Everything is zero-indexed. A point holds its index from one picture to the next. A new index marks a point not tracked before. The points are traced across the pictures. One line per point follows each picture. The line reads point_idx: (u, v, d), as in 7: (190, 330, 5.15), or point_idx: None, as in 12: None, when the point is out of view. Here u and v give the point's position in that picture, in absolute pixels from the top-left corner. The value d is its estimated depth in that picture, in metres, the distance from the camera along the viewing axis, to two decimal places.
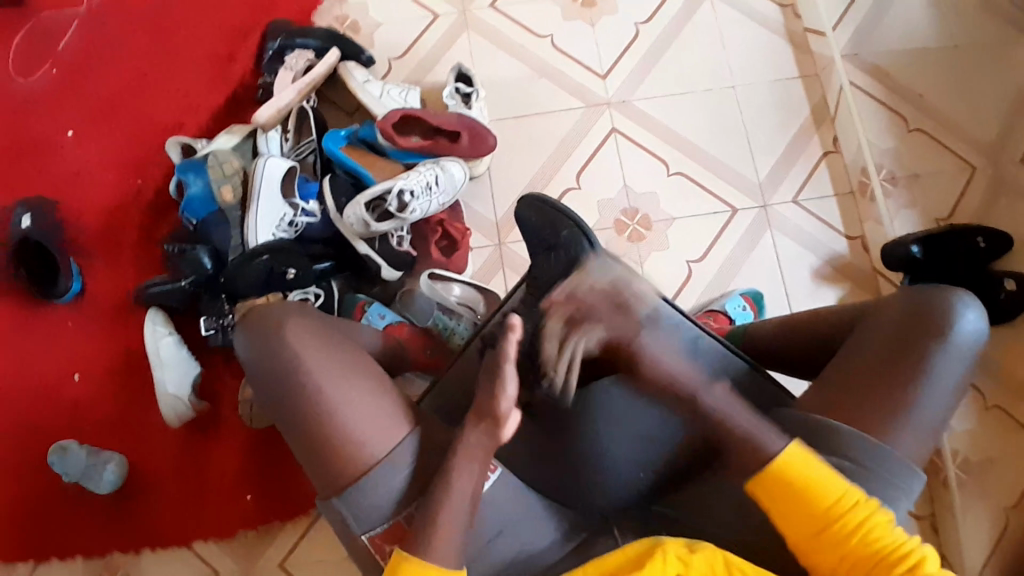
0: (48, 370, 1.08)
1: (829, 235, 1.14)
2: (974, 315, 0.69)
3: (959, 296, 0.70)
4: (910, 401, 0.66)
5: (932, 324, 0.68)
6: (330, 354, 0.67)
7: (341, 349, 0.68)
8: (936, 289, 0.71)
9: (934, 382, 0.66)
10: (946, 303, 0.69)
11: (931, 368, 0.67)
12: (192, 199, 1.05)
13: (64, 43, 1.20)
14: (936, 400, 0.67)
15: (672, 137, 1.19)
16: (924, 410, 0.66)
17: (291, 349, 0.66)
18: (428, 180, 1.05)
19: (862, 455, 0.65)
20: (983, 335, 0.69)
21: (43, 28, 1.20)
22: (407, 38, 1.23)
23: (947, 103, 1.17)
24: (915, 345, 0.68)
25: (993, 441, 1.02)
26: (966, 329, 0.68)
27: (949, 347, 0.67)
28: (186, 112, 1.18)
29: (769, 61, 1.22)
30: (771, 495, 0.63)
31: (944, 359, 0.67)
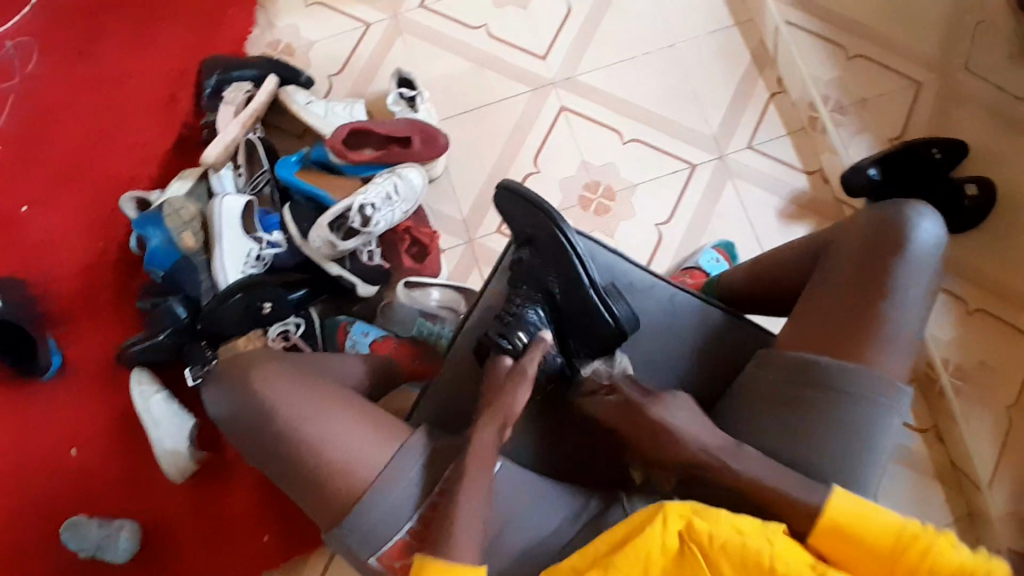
0: (42, 447, 1.06)
1: (788, 174, 1.16)
2: (932, 224, 0.70)
3: (913, 207, 0.71)
4: (880, 320, 0.67)
5: (888, 242, 0.69)
6: (306, 386, 0.69)
7: (317, 380, 0.71)
8: (891, 205, 0.72)
9: (900, 297, 0.67)
10: (901, 216, 0.70)
11: (896, 282, 0.67)
12: (154, 251, 1.02)
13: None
14: (905, 314, 0.67)
15: (622, 106, 1.19)
16: (897, 325, 0.67)
17: (263, 387, 0.68)
18: (386, 190, 1.05)
19: (843, 381, 0.65)
20: (941, 243, 0.70)
21: None
22: (342, 51, 1.22)
23: (884, 24, 1.18)
24: (876, 261, 0.69)
25: (981, 344, 1.04)
26: (926, 238, 0.69)
27: (909, 257, 0.68)
28: (133, 164, 1.16)
29: (704, 13, 1.23)
30: (828, 547, 0.57)
31: (907, 271, 0.68)
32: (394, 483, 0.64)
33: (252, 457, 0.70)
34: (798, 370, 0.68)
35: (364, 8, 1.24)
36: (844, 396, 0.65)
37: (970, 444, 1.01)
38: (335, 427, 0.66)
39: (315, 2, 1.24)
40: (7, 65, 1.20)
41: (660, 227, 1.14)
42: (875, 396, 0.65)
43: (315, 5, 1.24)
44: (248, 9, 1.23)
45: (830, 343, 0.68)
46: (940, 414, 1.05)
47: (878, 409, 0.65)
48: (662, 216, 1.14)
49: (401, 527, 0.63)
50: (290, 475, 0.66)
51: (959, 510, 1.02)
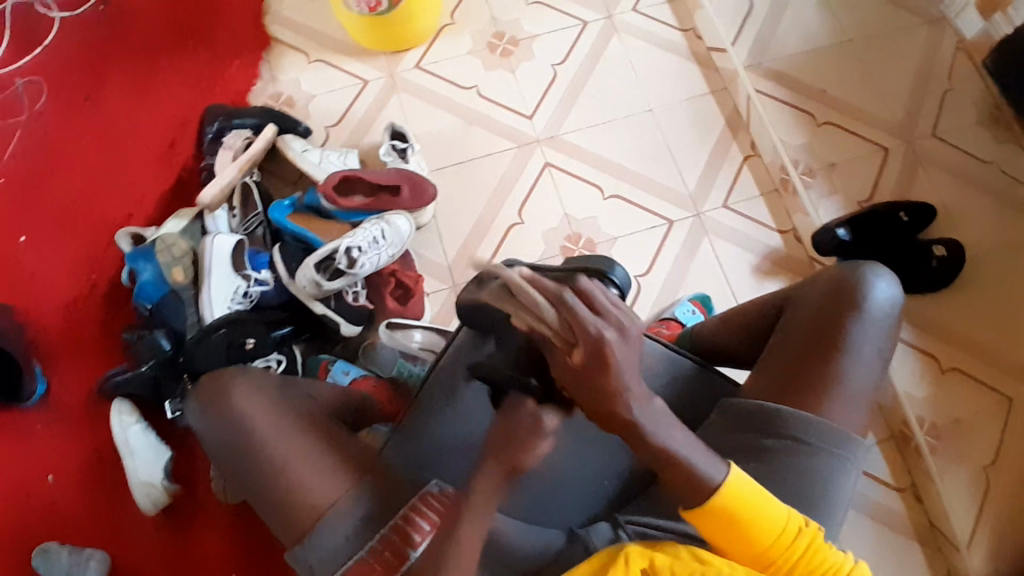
0: (13, 477, 1.05)
1: (763, 232, 1.20)
2: (888, 285, 0.73)
3: (870, 267, 0.74)
4: (837, 374, 0.69)
5: (848, 301, 0.71)
6: (285, 412, 0.71)
7: (299, 407, 0.73)
8: (850, 265, 0.75)
9: (855, 354, 0.70)
10: (858, 275, 0.73)
11: (851, 340, 0.70)
12: (143, 285, 1.06)
13: (3, 151, 1.23)
14: (860, 370, 0.70)
15: (603, 163, 1.25)
16: (853, 381, 0.69)
17: (242, 406, 0.71)
18: (374, 234, 1.09)
19: (801, 431, 0.67)
20: (898, 303, 0.73)
21: None
22: (341, 106, 1.30)
23: (849, 95, 1.26)
24: (835, 320, 0.71)
25: (953, 401, 1.06)
26: (881, 298, 0.72)
27: (865, 317, 0.71)
28: (132, 202, 1.21)
29: (681, 81, 1.31)
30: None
31: (863, 329, 0.70)
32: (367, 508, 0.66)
33: (230, 476, 0.71)
34: (763, 420, 0.69)
35: (364, 67, 1.32)
36: (801, 446, 0.67)
37: (948, 502, 1.00)
38: (302, 452, 0.69)
39: (318, 60, 1.33)
40: (14, 101, 1.27)
41: (639, 278, 1.18)
42: (830, 446, 0.67)
43: (317, 63, 1.33)
44: (255, 65, 1.31)
45: (790, 395, 0.70)
46: (917, 472, 1.04)
47: (835, 459, 0.68)
48: (642, 268, 1.18)
49: (367, 545, 0.65)
50: (257, 496, 0.68)
51: (939, 569, 1.01)
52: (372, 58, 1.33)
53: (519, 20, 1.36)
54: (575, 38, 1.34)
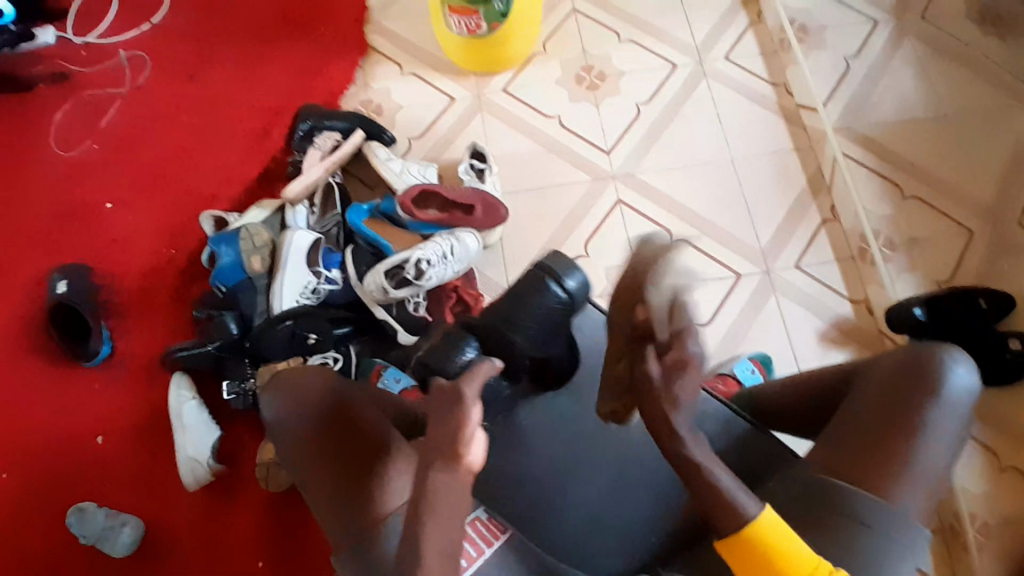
0: (74, 430, 1.11)
1: (832, 297, 1.17)
2: (967, 371, 0.70)
3: (949, 350, 0.71)
4: (907, 455, 0.66)
5: (923, 382, 0.69)
6: (333, 391, 0.74)
7: (348, 389, 0.76)
8: (928, 345, 0.72)
9: (929, 437, 0.66)
10: (936, 357, 0.70)
11: (925, 423, 0.67)
12: (222, 268, 1.10)
13: (106, 120, 1.32)
14: (930, 454, 0.66)
15: (675, 206, 1.25)
16: (923, 465, 0.66)
17: (297, 385, 0.74)
18: (444, 249, 1.11)
19: (860, 510, 0.64)
20: (976, 391, 0.70)
21: (90, 107, 1.33)
22: (427, 119, 1.33)
23: (940, 171, 1.22)
24: (908, 401, 0.68)
25: (1009, 500, 1.00)
26: (958, 384, 0.68)
27: (940, 402, 0.68)
28: (218, 185, 1.27)
29: (764, 134, 1.30)
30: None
31: (938, 414, 0.67)
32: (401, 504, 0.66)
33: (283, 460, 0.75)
34: (818, 494, 0.67)
35: (454, 85, 1.36)
36: (858, 525, 0.64)
37: None
38: (353, 437, 0.71)
39: (411, 73, 1.37)
40: (124, 77, 1.36)
41: (698, 326, 1.16)
42: (890, 532, 0.64)
43: (410, 76, 1.37)
44: (351, 69, 1.37)
45: (850, 471, 0.67)
46: (959, 565, 0.99)
47: (896, 545, 0.64)
48: (702, 317, 1.17)
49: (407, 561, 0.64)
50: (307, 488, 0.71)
51: None
52: (463, 77, 1.36)
53: (610, 55, 1.37)
54: (664, 78, 1.35)
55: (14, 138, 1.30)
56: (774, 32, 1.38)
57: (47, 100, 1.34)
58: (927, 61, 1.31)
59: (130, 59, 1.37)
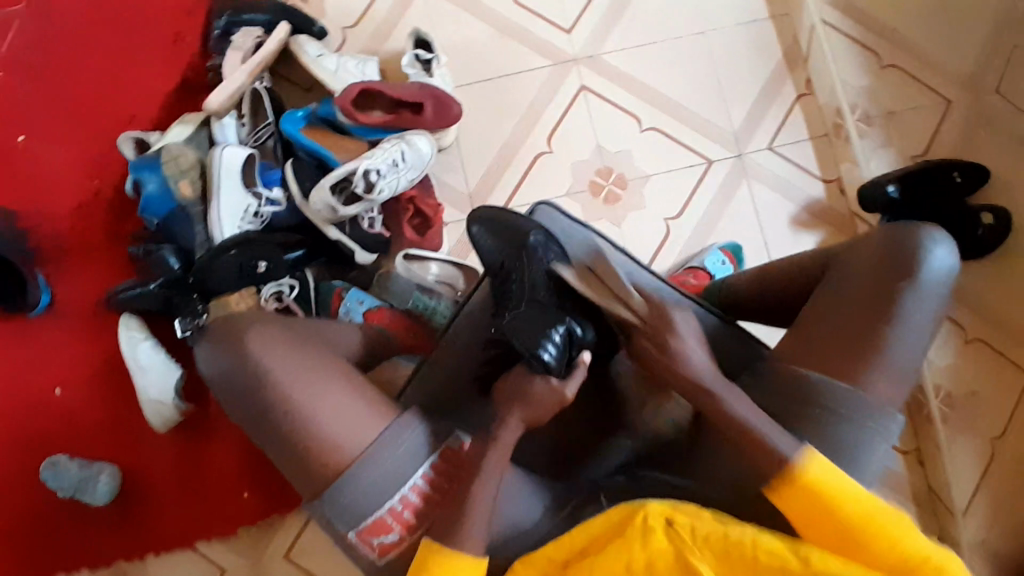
0: (26, 385, 1.05)
1: (805, 180, 1.13)
2: (944, 252, 0.67)
3: (927, 232, 0.68)
4: (880, 344, 0.66)
5: (901, 267, 0.67)
6: (300, 358, 0.69)
7: (318, 355, 0.70)
8: (906, 226, 0.69)
9: (904, 325, 0.66)
10: (915, 238, 0.67)
11: (901, 309, 0.66)
12: (149, 197, 0.99)
13: None
14: (905, 340, 0.66)
15: (644, 91, 1.15)
16: (897, 354, 0.66)
17: (259, 352, 0.68)
18: (394, 157, 1.01)
19: (841, 404, 0.64)
20: (953, 272, 0.68)
21: None
22: (359, 4, 1.16)
23: (922, 35, 1.14)
24: (886, 287, 0.67)
25: (972, 371, 1.03)
26: (937, 267, 0.67)
27: (918, 286, 0.66)
28: (132, 101, 1.11)
29: (740, 1, 1.18)
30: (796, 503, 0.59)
31: (915, 299, 0.66)
32: (382, 459, 0.63)
33: (247, 427, 0.70)
34: (794, 390, 0.66)
35: None
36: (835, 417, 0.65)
37: (951, 472, 0.99)
38: (320, 406, 0.65)
39: None
40: None
41: (668, 221, 1.12)
42: (867, 433, 0.65)
43: None
44: None
45: (828, 367, 0.67)
46: (923, 435, 1.03)
47: (871, 446, 0.65)
48: (672, 211, 1.12)
49: (385, 505, 0.63)
50: (273, 440, 0.66)
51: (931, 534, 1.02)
52: None
53: None
54: None
55: None
56: None
57: None
58: None
59: None
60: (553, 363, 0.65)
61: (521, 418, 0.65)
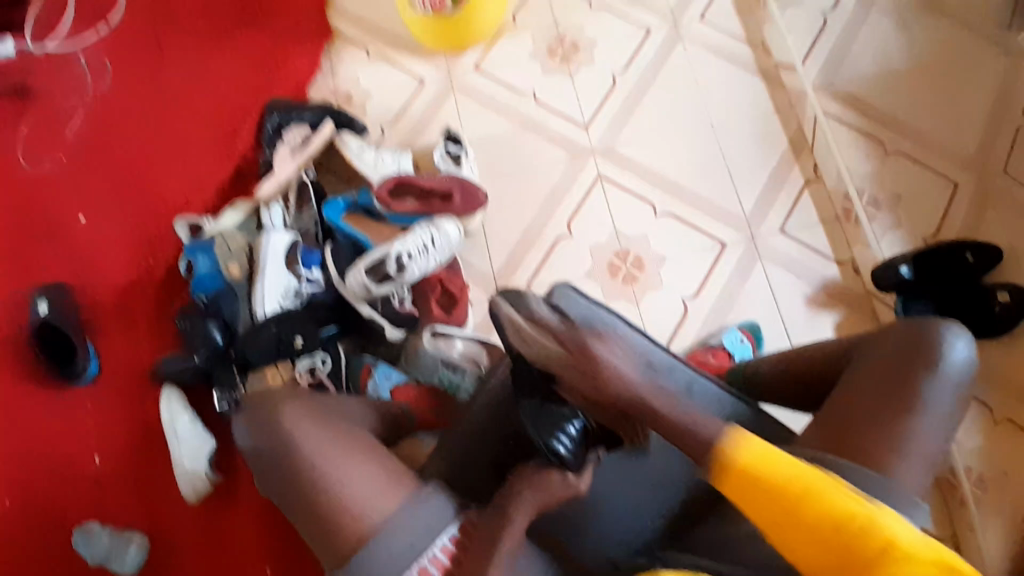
0: (68, 451, 1.10)
1: (819, 261, 1.17)
2: (962, 344, 0.70)
3: (945, 327, 0.71)
4: (907, 433, 0.66)
5: (921, 358, 0.69)
6: (326, 431, 0.73)
7: (346, 431, 0.74)
8: (923, 321, 0.72)
9: (929, 415, 0.67)
10: (934, 334, 0.70)
11: (924, 398, 0.67)
12: (201, 276, 1.09)
13: (68, 129, 1.28)
14: (931, 429, 0.67)
15: (657, 178, 1.23)
16: (921, 440, 0.66)
17: (291, 428, 0.72)
18: (424, 240, 1.09)
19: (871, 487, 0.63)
20: (972, 364, 0.70)
21: (49, 116, 1.29)
22: (397, 105, 1.29)
23: (924, 123, 1.21)
24: (907, 380, 0.68)
25: (1004, 453, 1.01)
26: (957, 360, 0.69)
27: (939, 376, 0.68)
28: (191, 190, 1.24)
29: (745, 98, 1.27)
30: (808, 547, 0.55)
31: (935, 387, 0.68)
32: (398, 530, 0.66)
33: (275, 491, 0.72)
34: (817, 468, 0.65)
35: (422, 66, 1.32)
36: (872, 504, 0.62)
37: None
38: (345, 477, 0.69)
39: (378, 57, 1.33)
40: (79, 80, 1.32)
41: (685, 300, 1.15)
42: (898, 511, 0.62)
43: (377, 60, 1.33)
44: (316, 59, 1.32)
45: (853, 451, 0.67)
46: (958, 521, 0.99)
47: None
48: (690, 290, 1.16)
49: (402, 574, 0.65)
50: (303, 500, 0.69)
51: None
52: (432, 58, 1.32)
53: (581, 25, 1.33)
54: (638, 45, 1.31)
55: None
56: None
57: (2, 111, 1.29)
58: (907, 8, 1.27)
59: (83, 61, 1.33)
60: (568, 456, 0.70)
61: (535, 499, 0.70)
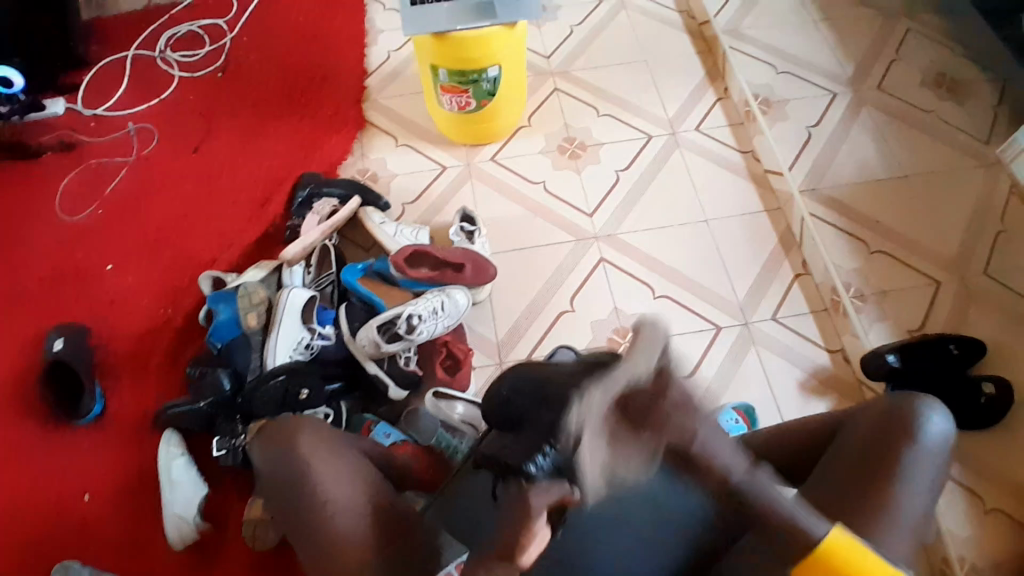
0: (59, 491, 1.10)
1: (808, 347, 1.22)
2: (939, 418, 0.73)
3: (922, 400, 0.74)
4: (890, 498, 0.68)
5: (900, 430, 0.71)
6: (336, 462, 0.75)
7: (356, 466, 0.77)
8: (902, 395, 0.75)
9: (912, 482, 0.68)
10: (911, 407, 0.73)
11: (903, 466, 0.69)
12: (219, 324, 1.15)
13: (113, 189, 1.39)
14: (912, 497, 0.68)
15: (654, 264, 1.31)
16: (905, 509, 0.67)
17: (309, 455, 0.75)
18: (435, 305, 1.15)
19: None
20: (951, 437, 0.72)
21: (98, 176, 1.41)
22: (419, 186, 1.41)
23: (904, 228, 1.30)
24: (887, 451, 0.71)
25: (999, 546, 1.01)
26: (935, 431, 0.71)
27: (919, 447, 0.70)
28: (218, 248, 1.32)
29: (736, 197, 1.39)
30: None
31: (916, 458, 0.70)
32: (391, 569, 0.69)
33: (278, 513, 0.76)
34: None
35: (445, 154, 1.45)
36: None
37: None
38: (346, 511, 0.72)
39: (405, 145, 1.46)
40: (129, 146, 1.45)
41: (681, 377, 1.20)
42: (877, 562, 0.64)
43: (403, 147, 1.46)
44: (348, 142, 1.46)
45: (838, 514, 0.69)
46: None
47: None
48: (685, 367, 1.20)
49: None
50: (305, 523, 0.72)
51: None
52: (454, 148, 1.46)
53: (590, 128, 1.48)
54: (640, 147, 1.45)
55: (25, 207, 1.37)
56: (739, 104, 1.50)
57: (59, 170, 1.41)
58: (882, 131, 1.42)
59: (137, 131, 1.47)
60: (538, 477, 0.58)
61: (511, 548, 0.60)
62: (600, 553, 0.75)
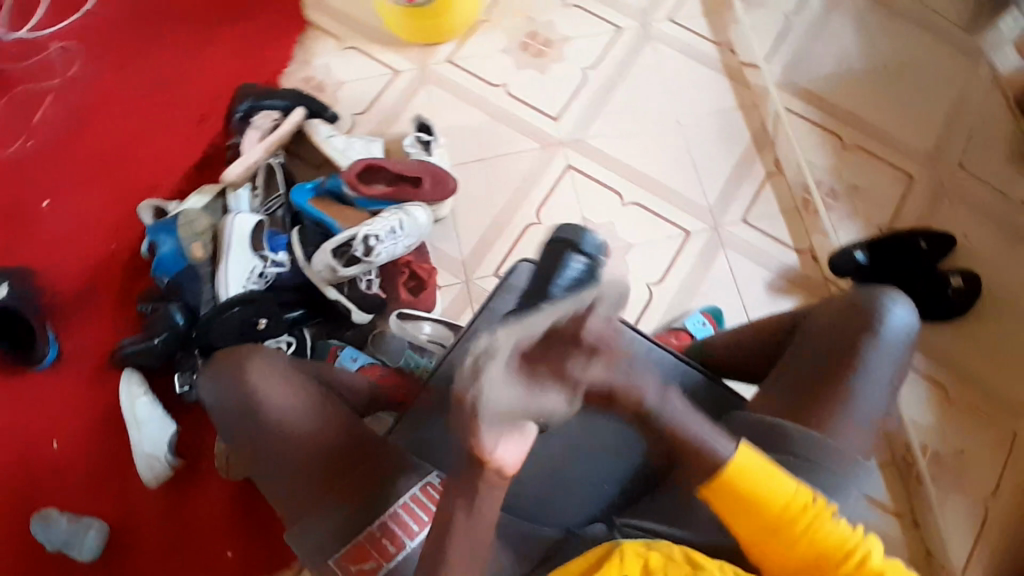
0: (27, 436, 1.08)
1: (779, 249, 1.19)
2: (903, 311, 0.72)
3: (887, 293, 0.73)
4: (850, 394, 0.68)
5: (864, 322, 0.71)
6: (290, 390, 0.74)
7: (312, 393, 0.76)
8: (868, 289, 0.74)
9: (869, 375, 0.69)
10: (876, 301, 0.72)
11: (864, 360, 0.69)
12: (163, 257, 1.08)
13: (37, 115, 1.27)
14: (872, 392, 0.69)
15: (624, 169, 1.25)
16: (866, 408, 0.68)
17: (258, 388, 0.74)
18: (392, 225, 1.09)
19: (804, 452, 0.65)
20: (914, 331, 0.72)
21: (19, 102, 1.28)
22: (370, 94, 1.30)
23: (881, 119, 1.25)
24: (850, 345, 0.70)
25: (959, 434, 1.05)
26: (898, 324, 0.71)
27: (882, 342, 0.70)
28: (158, 174, 1.23)
29: (710, 93, 1.30)
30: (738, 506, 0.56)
31: (878, 353, 0.69)
32: (351, 495, 0.69)
33: (239, 446, 0.75)
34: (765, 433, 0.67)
35: (396, 57, 1.33)
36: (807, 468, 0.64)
37: (947, 533, 0.99)
38: (303, 441, 0.72)
39: (351, 48, 1.34)
40: (49, 66, 1.31)
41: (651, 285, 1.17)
42: (839, 467, 0.65)
43: (350, 50, 1.34)
44: (288, 47, 1.32)
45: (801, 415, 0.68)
46: (916, 498, 1.01)
47: (842, 481, 0.65)
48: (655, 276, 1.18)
49: (364, 529, 0.67)
50: (269, 456, 0.72)
51: None
52: (406, 49, 1.34)
53: (553, 22, 1.36)
54: (607, 42, 1.34)
55: None
56: None
57: None
58: (863, 14, 1.33)
59: (55, 48, 1.32)
60: None
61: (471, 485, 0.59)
62: (569, 461, 0.78)
